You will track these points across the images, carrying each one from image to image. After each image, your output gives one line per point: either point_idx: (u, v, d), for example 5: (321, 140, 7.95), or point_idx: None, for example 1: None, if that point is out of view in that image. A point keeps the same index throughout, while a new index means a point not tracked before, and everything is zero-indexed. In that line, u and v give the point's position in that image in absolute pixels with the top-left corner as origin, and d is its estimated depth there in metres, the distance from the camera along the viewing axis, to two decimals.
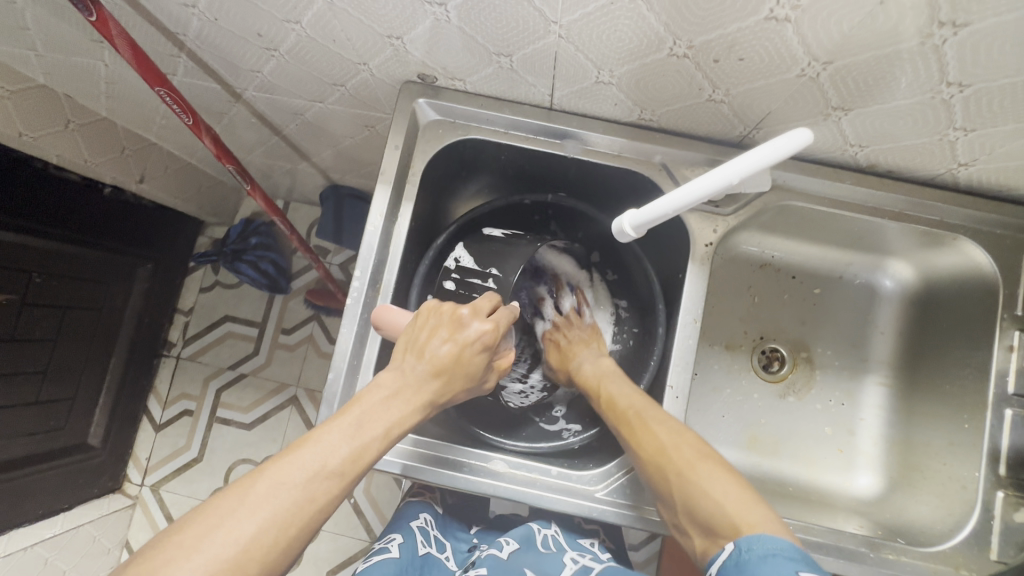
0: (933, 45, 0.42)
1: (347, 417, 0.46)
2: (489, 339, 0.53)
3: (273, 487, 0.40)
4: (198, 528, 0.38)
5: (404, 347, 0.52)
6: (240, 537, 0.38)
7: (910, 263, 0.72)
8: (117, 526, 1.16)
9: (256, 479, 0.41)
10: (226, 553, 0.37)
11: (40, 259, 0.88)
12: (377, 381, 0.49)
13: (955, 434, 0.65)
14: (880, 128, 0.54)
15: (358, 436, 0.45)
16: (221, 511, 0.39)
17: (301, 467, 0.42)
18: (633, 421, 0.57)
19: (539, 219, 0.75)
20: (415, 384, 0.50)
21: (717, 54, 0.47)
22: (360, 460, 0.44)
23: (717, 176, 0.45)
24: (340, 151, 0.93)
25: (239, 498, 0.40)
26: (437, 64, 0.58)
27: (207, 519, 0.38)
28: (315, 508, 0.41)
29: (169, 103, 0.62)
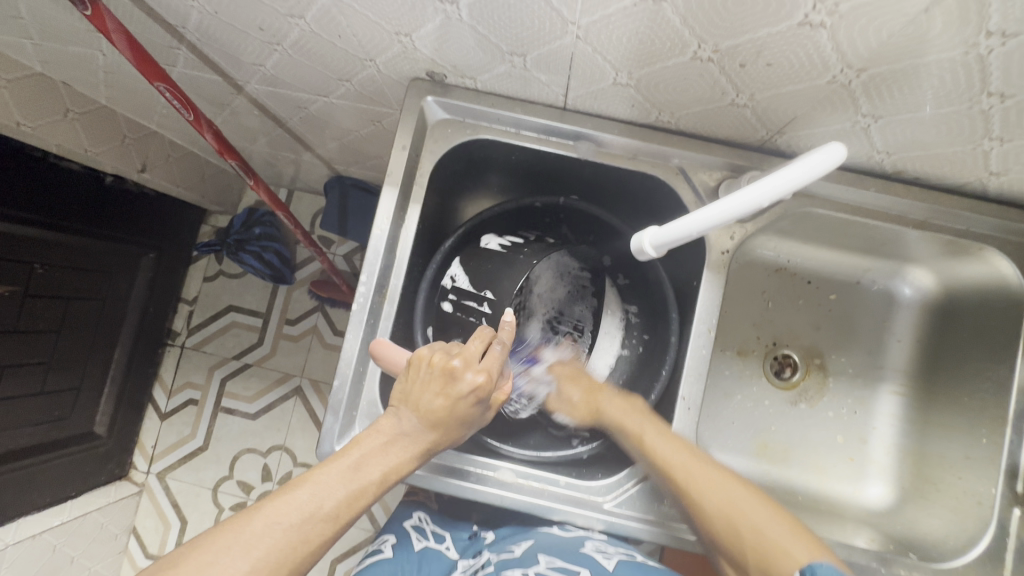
0: (977, 55, 0.40)
1: (345, 462, 0.49)
2: (481, 390, 0.53)
3: (268, 526, 0.43)
4: (192, 565, 0.39)
5: (400, 396, 0.54)
6: (235, 574, 0.40)
7: (931, 271, 0.70)
8: (124, 513, 1.17)
9: (252, 518, 0.43)
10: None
11: (42, 251, 0.87)
12: (376, 428, 0.52)
13: (971, 447, 0.64)
14: (911, 136, 0.52)
15: (353, 483, 0.47)
16: (216, 547, 0.41)
17: (296, 508, 0.44)
18: (688, 469, 0.55)
19: (547, 223, 0.73)
20: (412, 439, 0.52)
21: (745, 58, 0.45)
22: (355, 502, 0.47)
23: (746, 198, 0.42)
24: (345, 144, 0.91)
25: (234, 534, 0.42)
26: (447, 62, 0.56)
27: (202, 555, 0.40)
28: (308, 550, 0.43)
29: (168, 98, 0.60)
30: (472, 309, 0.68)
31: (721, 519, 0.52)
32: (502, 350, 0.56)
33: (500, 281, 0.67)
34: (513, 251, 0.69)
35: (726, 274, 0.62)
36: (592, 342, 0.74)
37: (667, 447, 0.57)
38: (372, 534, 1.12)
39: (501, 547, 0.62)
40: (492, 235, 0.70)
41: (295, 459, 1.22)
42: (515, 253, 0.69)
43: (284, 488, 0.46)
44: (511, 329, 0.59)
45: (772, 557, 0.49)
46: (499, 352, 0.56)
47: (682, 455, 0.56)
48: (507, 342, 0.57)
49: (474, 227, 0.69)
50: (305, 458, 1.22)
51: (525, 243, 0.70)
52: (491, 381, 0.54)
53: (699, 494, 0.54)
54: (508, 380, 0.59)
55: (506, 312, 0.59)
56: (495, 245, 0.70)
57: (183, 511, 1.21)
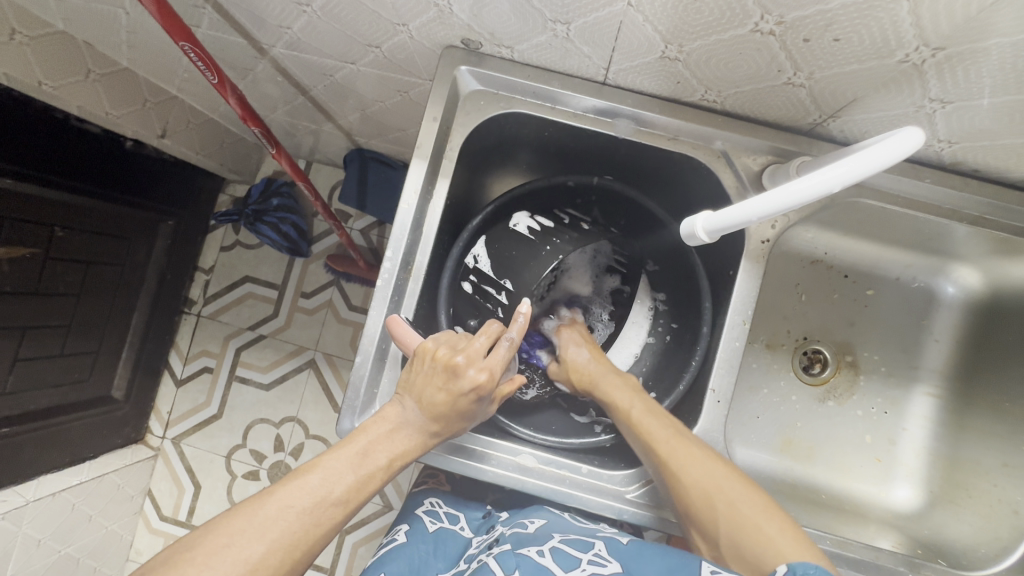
0: None
1: (354, 448, 0.48)
2: (483, 389, 0.51)
3: (280, 510, 0.43)
4: (207, 547, 0.40)
5: (405, 384, 0.53)
6: (249, 557, 0.40)
7: (979, 270, 0.67)
8: (140, 475, 1.19)
9: (263, 503, 0.43)
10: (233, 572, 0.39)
11: (63, 213, 0.86)
12: (383, 415, 0.51)
13: (1008, 455, 0.64)
14: (978, 125, 0.49)
15: (363, 470, 0.47)
16: (230, 530, 0.41)
17: (308, 492, 0.44)
18: (677, 446, 0.54)
19: (582, 202, 0.69)
20: (415, 429, 0.51)
21: (810, 32, 0.42)
22: (364, 488, 0.47)
23: (812, 184, 0.38)
24: (367, 115, 0.88)
25: (248, 517, 0.42)
26: (485, 29, 0.53)
27: (218, 538, 0.40)
28: (320, 532, 0.44)
29: (193, 60, 0.58)
30: (491, 296, 0.67)
31: (699, 495, 0.52)
32: (508, 347, 0.54)
33: (523, 271, 0.65)
34: (541, 238, 0.66)
35: (765, 263, 0.60)
36: (617, 326, 0.73)
37: (658, 430, 0.55)
38: (381, 507, 1.14)
39: (518, 523, 0.59)
40: (521, 216, 0.67)
41: (307, 431, 1.23)
42: (542, 242, 0.65)
43: (292, 474, 0.46)
44: (522, 324, 0.56)
45: (747, 538, 0.48)
46: (505, 349, 0.53)
47: (669, 437, 0.54)
48: (517, 337, 0.55)
49: (507, 203, 0.67)
50: (318, 430, 1.22)
51: (556, 230, 0.66)
52: (494, 379, 0.52)
53: (682, 470, 0.52)
54: (514, 381, 0.57)
55: (520, 306, 0.56)
56: (523, 228, 0.66)
57: (197, 476, 1.23)
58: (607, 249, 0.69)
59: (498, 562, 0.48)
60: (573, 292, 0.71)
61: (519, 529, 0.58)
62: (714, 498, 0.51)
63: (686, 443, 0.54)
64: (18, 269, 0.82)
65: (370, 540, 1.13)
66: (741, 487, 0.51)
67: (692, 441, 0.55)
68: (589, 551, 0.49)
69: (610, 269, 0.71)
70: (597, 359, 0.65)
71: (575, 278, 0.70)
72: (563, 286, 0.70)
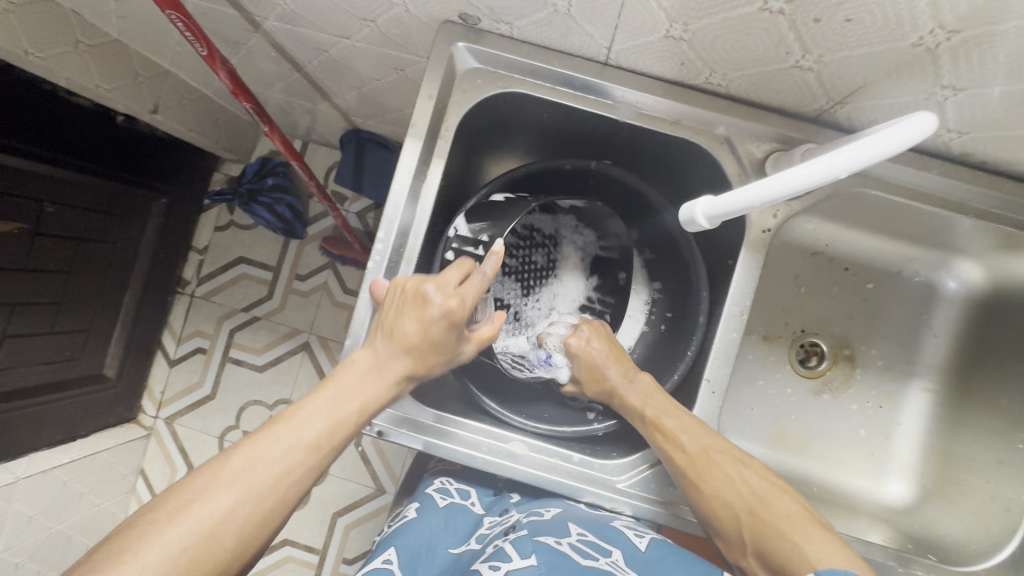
0: None
1: (325, 396, 0.47)
2: (454, 314, 0.50)
3: (248, 462, 0.42)
4: (176, 505, 0.39)
5: (376, 333, 0.52)
6: (217, 511, 0.39)
7: (981, 265, 0.66)
8: (132, 454, 1.19)
9: (232, 459, 0.42)
10: (199, 526, 0.38)
11: (51, 188, 0.85)
12: (355, 367, 0.50)
13: (1005, 452, 0.63)
14: (990, 115, 0.47)
15: (335, 420, 0.46)
16: (197, 486, 0.40)
17: (276, 442, 0.43)
18: (697, 461, 0.52)
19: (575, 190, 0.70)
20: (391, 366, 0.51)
21: (821, 12, 0.40)
22: (334, 434, 0.46)
23: (819, 167, 0.37)
24: (363, 94, 0.86)
25: (213, 472, 0.41)
26: (483, 3, 0.51)
27: (183, 495, 0.40)
28: (293, 482, 0.43)
29: (181, 30, 0.56)
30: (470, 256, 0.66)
31: (726, 508, 0.52)
32: (482, 280, 0.53)
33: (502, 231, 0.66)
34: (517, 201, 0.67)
35: (766, 253, 0.59)
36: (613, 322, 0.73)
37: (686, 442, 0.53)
38: (373, 490, 1.14)
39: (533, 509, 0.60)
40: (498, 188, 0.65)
41: None
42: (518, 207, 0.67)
43: (263, 426, 0.45)
44: (496, 262, 0.52)
45: (776, 545, 0.48)
46: (477, 281, 0.52)
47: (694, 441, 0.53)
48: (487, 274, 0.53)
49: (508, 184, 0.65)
50: None
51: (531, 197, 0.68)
52: (467, 307, 0.51)
53: (702, 482, 0.52)
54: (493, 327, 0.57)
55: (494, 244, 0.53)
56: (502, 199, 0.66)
57: (189, 456, 1.23)
58: (587, 236, 0.73)
59: (514, 547, 0.49)
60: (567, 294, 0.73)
61: (534, 517, 0.57)
62: (737, 508, 0.51)
63: (706, 452, 0.53)
64: (7, 245, 0.80)
65: (362, 523, 1.13)
66: (764, 490, 0.52)
67: (716, 447, 0.54)
68: (605, 555, 0.49)
69: (596, 261, 0.74)
70: (619, 364, 0.61)
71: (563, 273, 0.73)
72: (550, 290, 0.73)
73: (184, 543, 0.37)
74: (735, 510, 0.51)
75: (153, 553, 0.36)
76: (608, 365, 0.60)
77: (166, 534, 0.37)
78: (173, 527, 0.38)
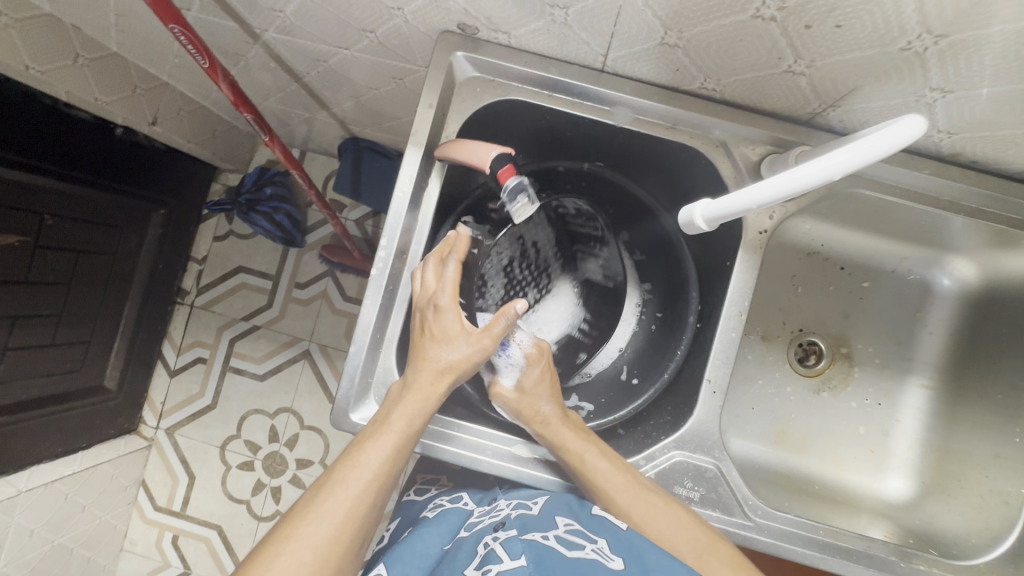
0: None
1: (383, 438, 0.50)
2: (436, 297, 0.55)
3: (331, 487, 0.47)
4: (262, 559, 0.42)
5: (412, 373, 0.54)
6: (314, 532, 0.44)
7: (974, 263, 0.67)
8: (133, 466, 1.18)
9: (305, 511, 0.45)
10: (303, 549, 0.43)
11: (52, 201, 0.85)
12: (400, 404, 0.52)
13: (1002, 446, 0.64)
14: (978, 116, 0.48)
15: (393, 456, 0.49)
16: (295, 520, 0.45)
17: (353, 466, 0.48)
18: (634, 499, 0.54)
19: (574, 211, 0.69)
20: (424, 385, 0.53)
21: (812, 18, 0.41)
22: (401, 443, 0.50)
23: (811, 172, 0.38)
24: (362, 103, 0.87)
25: (307, 505, 0.46)
26: (481, 13, 0.52)
27: (282, 531, 0.44)
28: (363, 516, 0.46)
29: (183, 43, 0.57)
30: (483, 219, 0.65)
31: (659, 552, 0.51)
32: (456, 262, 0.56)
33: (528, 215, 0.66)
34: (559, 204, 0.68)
35: (762, 254, 0.60)
36: (599, 339, 0.71)
37: (616, 486, 0.55)
38: None
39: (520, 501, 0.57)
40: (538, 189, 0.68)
41: (301, 422, 1.22)
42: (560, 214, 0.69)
43: (327, 475, 0.48)
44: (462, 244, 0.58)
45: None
46: (451, 264, 0.56)
47: (626, 488, 0.54)
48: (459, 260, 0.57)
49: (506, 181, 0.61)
50: (313, 421, 1.22)
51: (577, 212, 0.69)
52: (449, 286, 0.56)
53: (640, 521, 0.52)
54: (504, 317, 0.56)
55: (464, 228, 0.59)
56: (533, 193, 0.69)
57: (191, 467, 1.23)
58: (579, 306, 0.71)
59: (505, 548, 0.47)
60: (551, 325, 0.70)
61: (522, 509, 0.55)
62: (680, 549, 0.51)
63: (644, 492, 0.54)
64: (7, 258, 0.81)
65: None
66: (706, 535, 0.52)
67: (649, 491, 0.55)
68: (591, 543, 0.47)
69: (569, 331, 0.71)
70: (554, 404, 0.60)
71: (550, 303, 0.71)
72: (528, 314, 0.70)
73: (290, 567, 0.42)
74: (677, 552, 0.51)
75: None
76: (543, 400, 0.60)
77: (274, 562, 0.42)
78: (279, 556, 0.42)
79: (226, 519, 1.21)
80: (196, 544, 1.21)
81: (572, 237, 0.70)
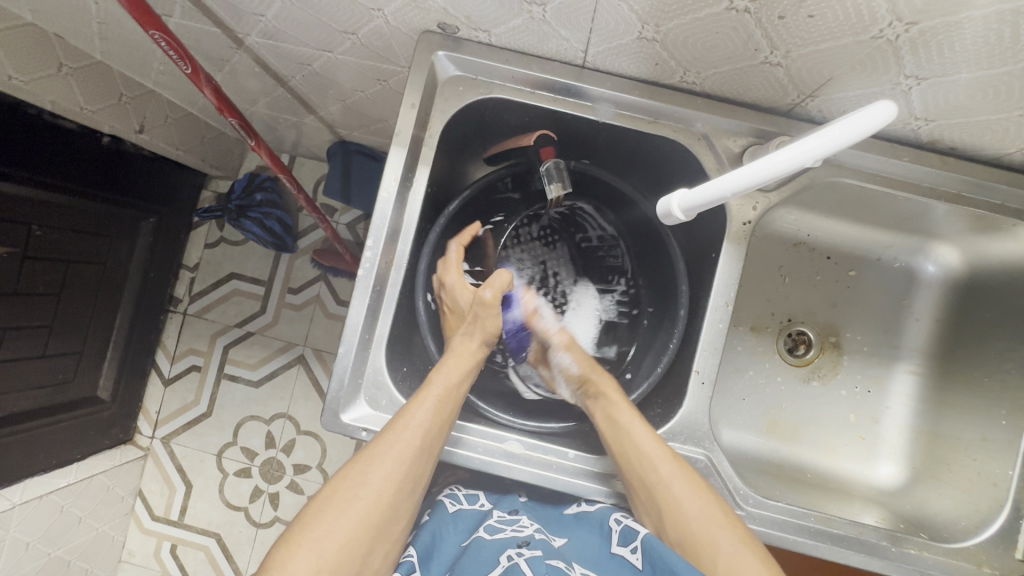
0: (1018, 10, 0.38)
1: (426, 396, 0.55)
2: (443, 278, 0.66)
3: (380, 447, 0.51)
4: (324, 497, 0.49)
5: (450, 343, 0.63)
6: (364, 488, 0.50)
7: (958, 249, 0.68)
8: (129, 476, 1.18)
9: (360, 456, 0.52)
10: (353, 504, 0.49)
11: (40, 211, 0.85)
12: (443, 367, 0.58)
13: (987, 429, 0.65)
14: (953, 103, 0.49)
15: (436, 412, 0.54)
16: (345, 476, 0.51)
17: (398, 427, 0.52)
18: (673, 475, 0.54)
19: (597, 242, 0.75)
20: (461, 348, 0.61)
21: (784, 9, 0.42)
22: (442, 411, 0.55)
23: (787, 157, 0.39)
24: (349, 105, 0.87)
25: (357, 462, 0.51)
26: (460, 12, 0.52)
27: (336, 484, 0.50)
28: (411, 462, 0.51)
29: (165, 49, 0.57)
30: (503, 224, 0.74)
31: (693, 530, 0.52)
32: (457, 247, 0.67)
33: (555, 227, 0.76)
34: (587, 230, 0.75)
35: (747, 245, 0.60)
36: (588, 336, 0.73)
37: (662, 460, 0.55)
38: None
39: (541, 525, 0.61)
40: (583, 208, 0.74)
41: (298, 427, 1.22)
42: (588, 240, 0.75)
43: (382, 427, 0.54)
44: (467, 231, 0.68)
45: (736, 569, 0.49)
46: (453, 249, 0.66)
47: (671, 460, 0.55)
48: (462, 243, 0.68)
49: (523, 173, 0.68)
50: (309, 426, 1.22)
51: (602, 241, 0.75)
52: (450, 266, 0.65)
53: (670, 498, 0.53)
54: (503, 272, 0.64)
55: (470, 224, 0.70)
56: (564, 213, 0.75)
57: (188, 475, 1.22)
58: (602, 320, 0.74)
59: (530, 566, 0.51)
60: (583, 332, 0.73)
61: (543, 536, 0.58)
62: (715, 534, 0.51)
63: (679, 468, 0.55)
64: None
65: None
66: (739, 527, 0.52)
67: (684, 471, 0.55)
68: None
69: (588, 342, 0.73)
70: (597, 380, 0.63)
71: (575, 318, 0.74)
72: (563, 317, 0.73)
73: (343, 517, 0.48)
74: (711, 536, 0.51)
75: (317, 531, 0.47)
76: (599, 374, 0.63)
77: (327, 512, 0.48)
78: (332, 508, 0.48)
79: (225, 527, 1.21)
80: (195, 552, 1.21)
81: (597, 269, 0.75)
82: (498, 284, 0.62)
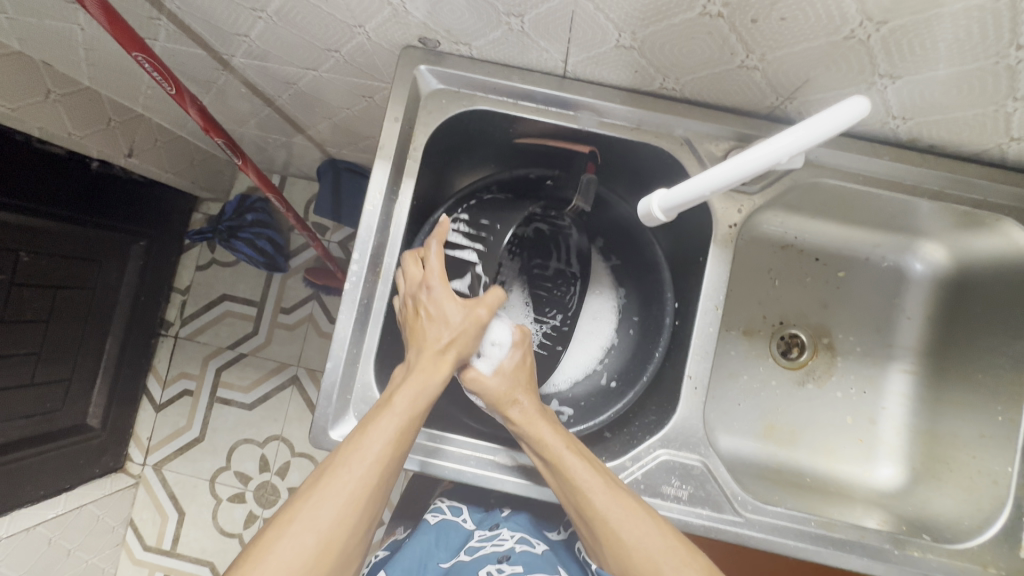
0: (983, 6, 0.39)
1: (384, 424, 0.50)
2: (424, 282, 0.57)
3: (330, 485, 0.46)
4: (265, 542, 0.44)
5: (412, 357, 0.56)
6: (313, 531, 0.44)
7: (944, 245, 0.68)
8: (120, 505, 1.15)
9: (308, 493, 0.46)
10: (298, 549, 0.43)
11: (28, 238, 0.84)
12: (403, 387, 0.53)
13: (985, 425, 0.63)
14: (929, 101, 0.50)
15: (395, 443, 0.50)
16: (290, 516, 0.45)
17: (349, 463, 0.47)
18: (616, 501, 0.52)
19: (552, 274, 0.71)
20: (428, 365, 0.54)
21: (758, 12, 0.42)
22: (397, 444, 0.50)
23: (765, 150, 0.40)
24: (337, 123, 0.87)
25: (301, 502, 0.46)
26: (440, 26, 0.53)
27: (277, 526, 0.45)
28: (367, 500, 0.47)
29: (149, 71, 0.58)
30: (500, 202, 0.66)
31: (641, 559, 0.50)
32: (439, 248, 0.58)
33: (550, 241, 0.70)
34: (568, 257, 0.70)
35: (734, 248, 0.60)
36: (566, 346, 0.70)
37: (591, 486, 0.53)
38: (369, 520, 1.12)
39: (522, 535, 0.63)
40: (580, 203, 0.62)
41: (292, 449, 1.20)
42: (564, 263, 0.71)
43: (330, 458, 0.49)
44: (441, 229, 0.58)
45: None
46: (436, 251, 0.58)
47: (605, 491, 0.53)
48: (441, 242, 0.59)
49: (503, 184, 0.67)
50: (303, 447, 1.20)
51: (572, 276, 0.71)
52: (434, 272, 0.57)
53: (617, 527, 0.51)
54: (496, 289, 0.60)
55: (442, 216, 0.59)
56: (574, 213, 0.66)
57: (180, 502, 1.20)
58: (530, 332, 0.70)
59: None
60: None
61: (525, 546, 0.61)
62: (658, 557, 0.50)
63: (617, 490, 0.53)
64: None
65: None
66: (677, 539, 0.51)
67: (626, 493, 0.53)
68: None
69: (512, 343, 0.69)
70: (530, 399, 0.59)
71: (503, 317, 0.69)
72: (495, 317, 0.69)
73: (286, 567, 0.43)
74: (653, 560, 0.50)
75: None
76: (520, 393, 0.58)
77: (268, 560, 0.43)
78: (273, 554, 0.43)
79: (219, 555, 1.18)
80: None
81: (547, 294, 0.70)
82: (489, 303, 0.59)
